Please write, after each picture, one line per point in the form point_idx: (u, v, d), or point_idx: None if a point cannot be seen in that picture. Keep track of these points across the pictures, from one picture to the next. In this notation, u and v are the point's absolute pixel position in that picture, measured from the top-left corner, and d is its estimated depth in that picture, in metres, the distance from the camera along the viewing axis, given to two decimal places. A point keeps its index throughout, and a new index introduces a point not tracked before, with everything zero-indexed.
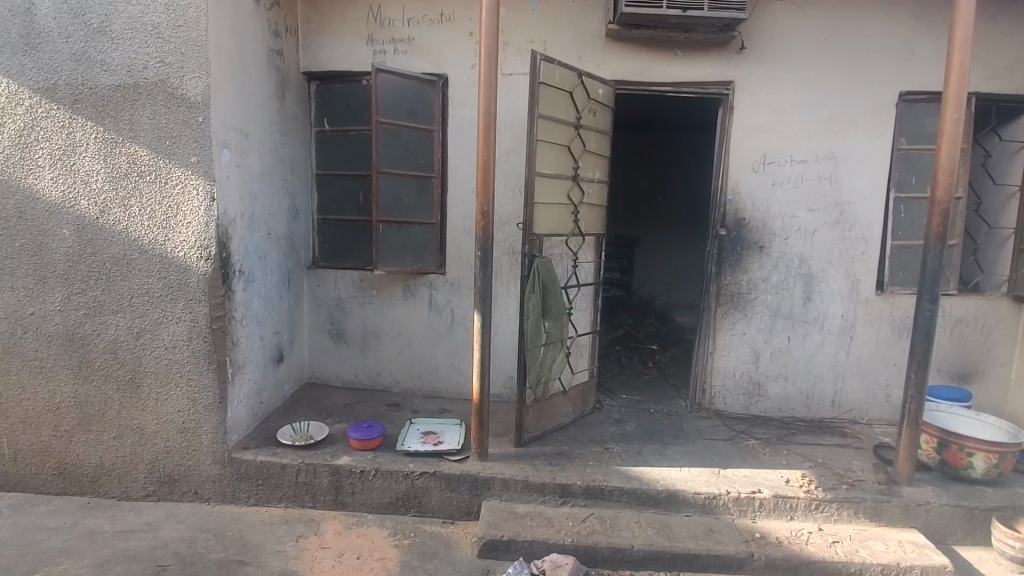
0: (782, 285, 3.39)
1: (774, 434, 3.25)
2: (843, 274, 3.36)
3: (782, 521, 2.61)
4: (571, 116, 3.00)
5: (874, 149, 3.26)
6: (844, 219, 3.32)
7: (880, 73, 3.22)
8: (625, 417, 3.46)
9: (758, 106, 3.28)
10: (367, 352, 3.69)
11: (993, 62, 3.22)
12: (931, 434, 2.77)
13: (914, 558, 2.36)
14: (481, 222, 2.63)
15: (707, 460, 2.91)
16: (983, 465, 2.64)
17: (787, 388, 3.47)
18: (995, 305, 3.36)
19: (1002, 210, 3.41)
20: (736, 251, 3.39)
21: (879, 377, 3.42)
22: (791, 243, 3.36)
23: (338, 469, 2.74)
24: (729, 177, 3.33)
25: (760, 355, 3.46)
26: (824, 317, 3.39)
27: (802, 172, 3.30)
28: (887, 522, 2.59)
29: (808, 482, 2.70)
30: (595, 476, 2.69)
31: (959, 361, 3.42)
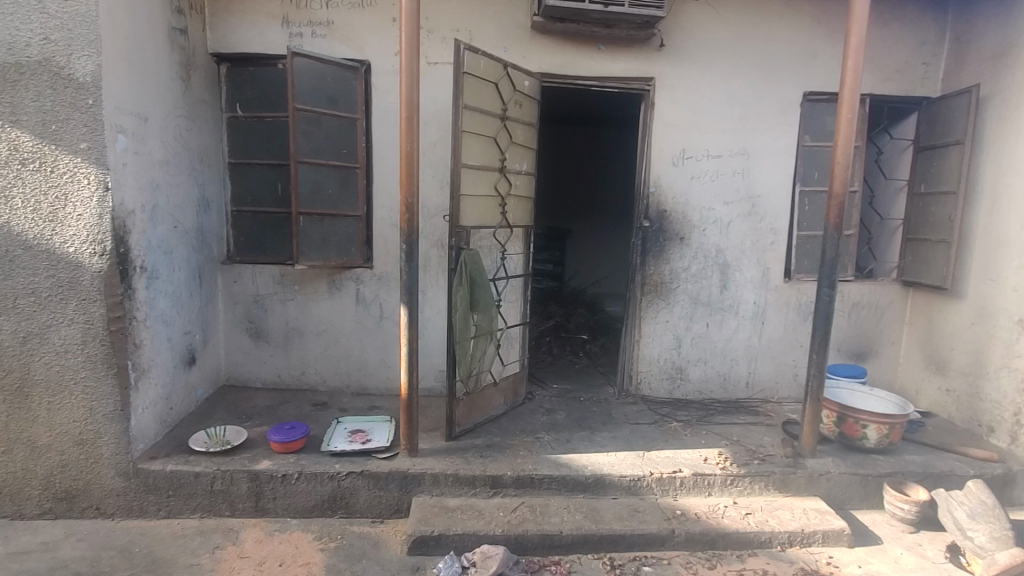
0: (701, 274, 3.56)
1: (695, 415, 3.42)
2: (755, 263, 3.57)
3: (701, 497, 2.75)
4: (496, 107, 2.99)
5: (782, 146, 3.48)
6: (755, 211, 3.52)
7: (785, 74, 3.43)
8: (556, 406, 3.52)
9: (677, 102, 3.41)
10: (290, 350, 3.53)
11: (884, 66, 3.50)
12: (831, 409, 3.01)
13: (816, 524, 2.57)
14: (405, 214, 2.57)
15: (633, 444, 3.01)
16: (875, 436, 2.90)
17: (707, 372, 3.65)
18: (886, 289, 3.69)
19: (892, 202, 3.76)
20: (658, 242, 3.52)
21: (787, 358, 3.67)
22: (708, 234, 3.53)
23: (257, 474, 2.61)
24: (651, 171, 3.45)
25: (681, 341, 3.62)
26: (739, 304, 3.60)
27: (717, 166, 3.47)
28: (794, 492, 2.80)
29: (724, 459, 2.86)
30: (526, 466, 2.72)
31: (856, 341, 3.73)
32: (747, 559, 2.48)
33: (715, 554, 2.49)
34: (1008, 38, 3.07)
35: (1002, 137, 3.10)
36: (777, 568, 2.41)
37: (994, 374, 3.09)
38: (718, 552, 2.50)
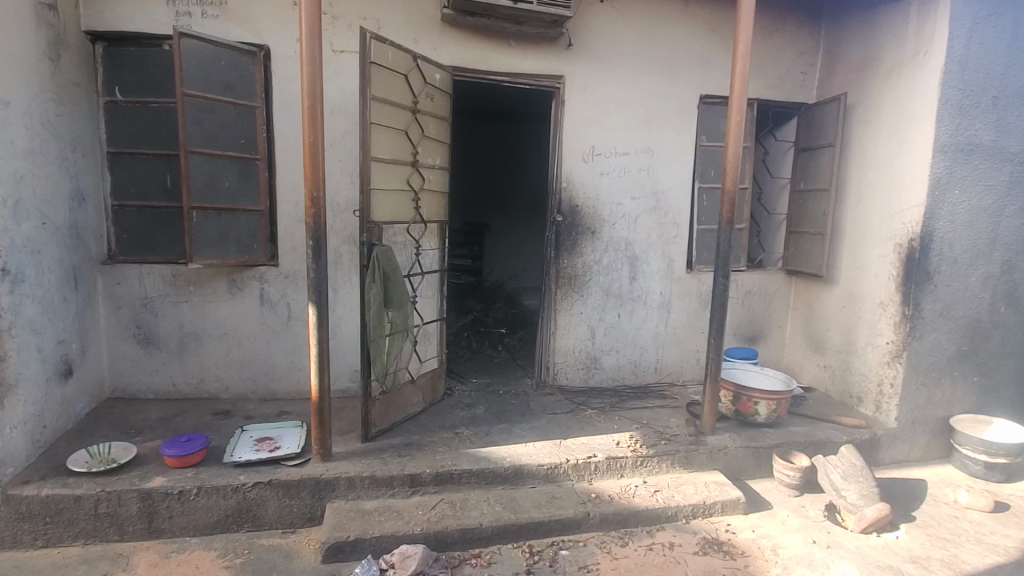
0: (612, 266, 3.71)
1: (608, 402, 3.57)
2: (660, 255, 3.78)
3: (614, 479, 2.88)
4: (407, 99, 2.93)
5: (682, 145, 3.71)
6: (660, 206, 3.73)
7: (684, 77, 3.65)
8: (475, 400, 3.53)
9: (586, 100, 3.52)
10: (187, 357, 3.26)
11: (769, 73, 3.82)
12: (728, 389, 3.27)
13: (716, 496, 2.78)
14: (311, 209, 2.46)
15: (550, 433, 3.09)
16: (766, 411, 3.18)
17: (619, 360, 3.82)
18: (773, 278, 4.06)
19: (778, 199, 4.14)
20: (571, 236, 3.62)
21: (691, 344, 3.93)
22: (618, 228, 3.69)
23: (151, 492, 2.39)
24: (563, 166, 3.54)
25: (595, 332, 3.76)
26: (647, 294, 3.80)
27: (625, 163, 3.63)
28: (697, 467, 3.01)
29: (635, 442, 3.01)
30: (445, 462, 2.71)
31: (749, 326, 4.07)
32: (656, 533, 2.63)
33: (627, 532, 2.62)
34: (869, 53, 3.47)
35: (865, 141, 3.49)
36: (683, 540, 2.58)
37: (861, 351, 3.49)
38: (630, 530, 2.64)
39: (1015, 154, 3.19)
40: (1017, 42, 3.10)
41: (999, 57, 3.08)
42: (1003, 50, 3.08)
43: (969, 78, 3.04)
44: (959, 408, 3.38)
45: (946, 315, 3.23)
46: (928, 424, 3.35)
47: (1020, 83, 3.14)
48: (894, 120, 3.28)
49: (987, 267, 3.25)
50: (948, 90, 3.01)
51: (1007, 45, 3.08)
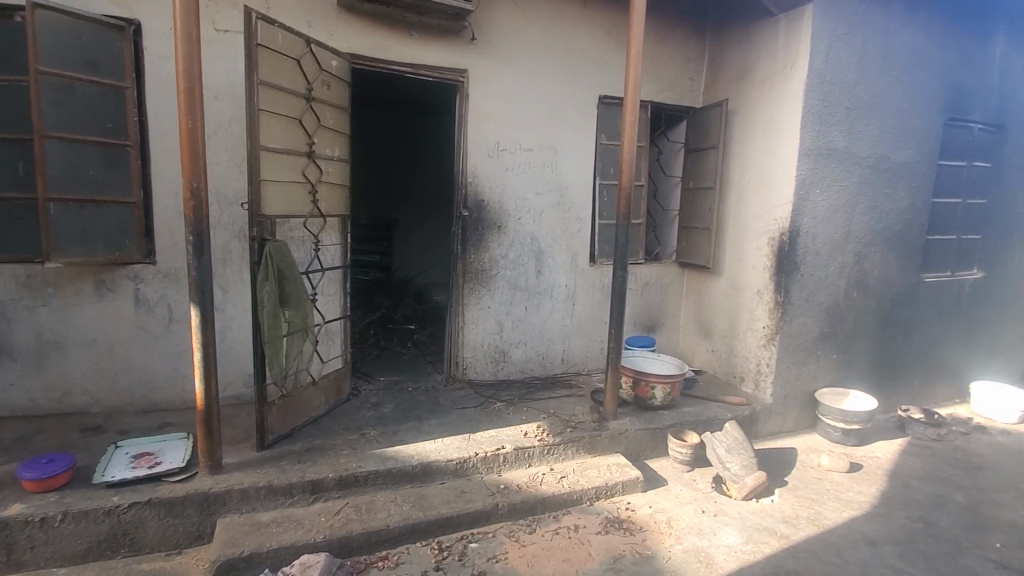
0: (518, 260, 3.78)
1: (516, 394, 3.64)
2: (565, 249, 3.90)
3: (522, 469, 2.95)
4: (300, 86, 2.77)
5: (584, 143, 3.84)
6: (563, 202, 3.84)
7: (584, 76, 3.78)
8: (382, 399, 3.44)
9: (490, 95, 3.54)
10: (47, 368, 2.87)
11: (661, 78, 4.06)
12: (628, 375, 3.46)
13: (617, 477, 2.94)
14: (191, 201, 2.25)
15: (459, 428, 3.10)
16: (662, 395, 3.40)
17: (527, 352, 3.91)
18: (667, 270, 4.34)
19: (671, 196, 4.43)
20: (477, 230, 3.64)
21: (595, 334, 4.10)
22: (523, 223, 3.75)
23: (4, 523, 2.10)
24: (468, 160, 3.54)
25: (503, 325, 3.81)
26: (553, 288, 3.90)
27: (529, 159, 3.70)
28: (600, 451, 3.16)
29: (542, 431, 3.10)
30: (349, 465, 2.62)
31: (648, 315, 4.32)
32: (562, 517, 2.73)
33: (535, 519, 2.70)
34: (747, 63, 3.79)
35: (743, 143, 3.83)
36: (587, 521, 2.69)
37: (743, 335, 3.84)
38: (537, 517, 2.71)
39: (864, 159, 3.65)
40: (865, 59, 3.53)
41: (851, 73, 3.49)
42: (854, 67, 3.49)
43: (826, 90, 3.42)
44: (823, 382, 3.82)
45: (810, 301, 3.64)
46: (797, 398, 3.75)
47: (868, 96, 3.59)
48: (767, 126, 3.62)
49: (842, 258, 3.70)
50: (810, 100, 3.38)
51: (857, 62, 3.50)
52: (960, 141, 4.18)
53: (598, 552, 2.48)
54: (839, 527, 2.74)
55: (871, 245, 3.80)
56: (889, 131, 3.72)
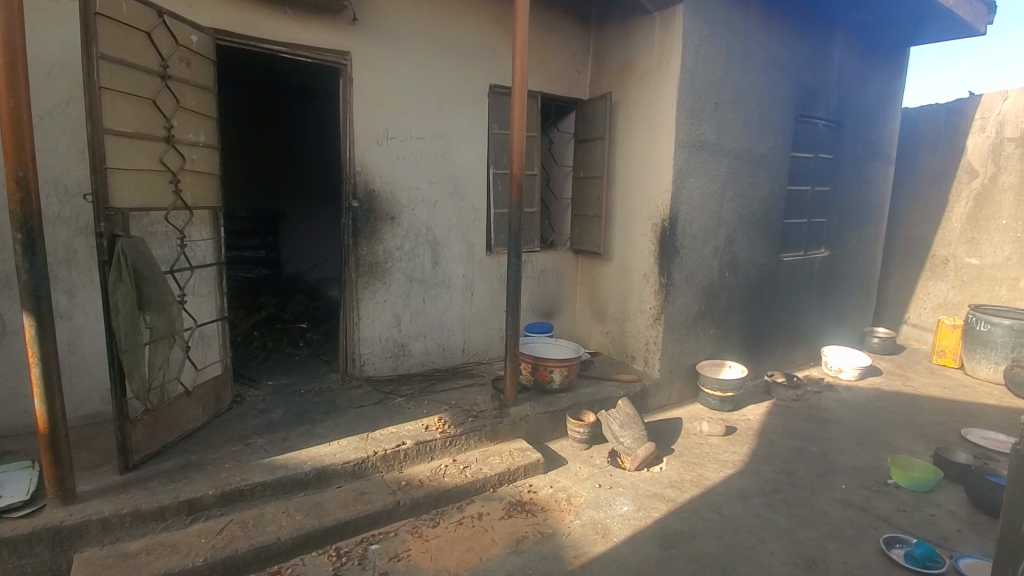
0: (413, 252, 3.69)
1: (417, 388, 3.58)
2: (461, 239, 3.87)
3: (424, 463, 2.91)
4: (152, 63, 2.47)
5: (475, 131, 3.83)
6: (458, 191, 3.81)
7: (474, 65, 3.75)
8: (271, 404, 3.22)
9: (376, 80, 3.40)
10: None
11: (550, 69, 4.14)
12: (527, 361, 3.54)
13: (519, 461, 3.00)
14: (17, 193, 1.92)
15: (357, 428, 2.98)
16: (560, 378, 3.52)
17: (427, 345, 3.85)
18: (562, 257, 4.48)
19: (563, 184, 4.58)
20: (368, 222, 3.50)
21: (495, 323, 4.13)
22: (417, 213, 3.67)
23: None
24: (355, 148, 3.38)
25: (401, 319, 3.71)
26: (450, 278, 3.87)
27: (420, 147, 3.62)
28: (502, 438, 3.20)
29: (443, 423, 3.07)
30: (232, 478, 2.43)
31: (546, 301, 4.43)
32: (465, 507, 2.73)
33: (438, 512, 2.67)
34: (627, 58, 3.99)
35: (627, 135, 4.03)
36: (490, 508, 2.72)
37: (632, 316, 4.07)
38: (440, 510, 2.69)
39: (730, 150, 4.00)
40: (729, 59, 3.85)
41: (717, 70, 3.79)
42: (720, 65, 3.80)
43: (697, 86, 3.69)
44: (703, 356, 4.17)
45: (689, 282, 3.93)
46: (681, 372, 4.06)
47: (733, 93, 3.93)
48: (648, 117, 3.83)
49: (715, 242, 4.04)
50: (683, 95, 3.63)
51: (722, 61, 3.81)
52: (808, 135, 4.72)
53: (501, 537, 2.51)
54: (717, 486, 3.02)
55: (738, 230, 4.19)
56: (751, 126, 4.11)
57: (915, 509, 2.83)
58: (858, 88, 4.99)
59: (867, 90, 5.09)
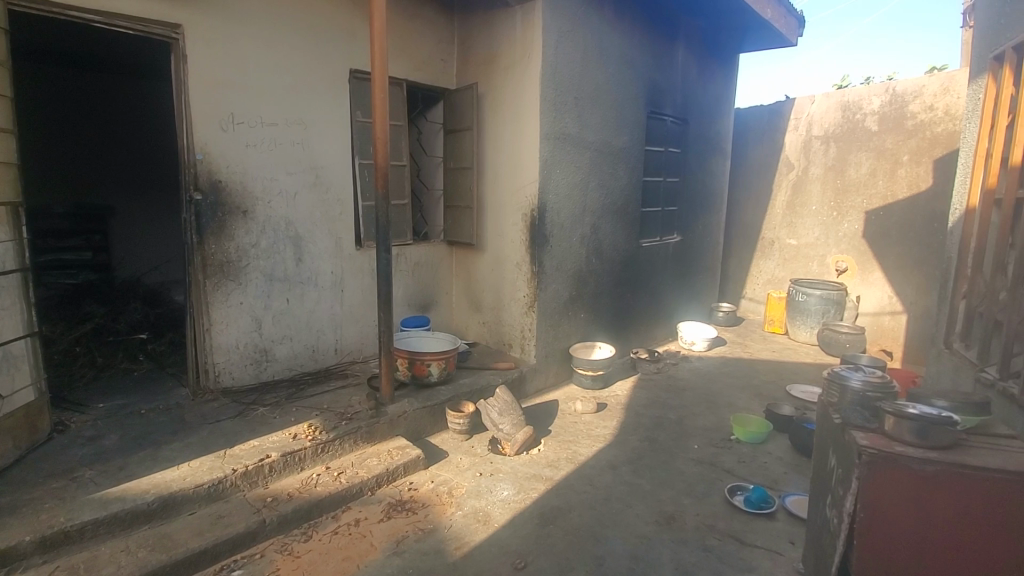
0: (271, 249, 3.40)
1: (283, 395, 3.32)
2: (326, 234, 3.65)
3: (293, 475, 2.72)
4: None
5: (336, 118, 3.61)
6: (320, 182, 3.57)
7: (331, 47, 3.53)
8: (103, 429, 2.80)
9: (217, 59, 3.06)
10: None
11: (414, 56, 4.04)
12: (403, 356, 3.45)
13: (398, 460, 2.93)
14: None
15: (213, 445, 2.70)
16: (438, 371, 3.48)
17: (293, 348, 3.59)
18: (437, 249, 4.43)
19: (434, 175, 4.54)
20: (215, 217, 3.15)
21: (368, 320, 3.97)
22: (274, 206, 3.38)
23: None
24: (195, 133, 3.02)
25: (261, 322, 3.41)
26: (316, 275, 3.63)
27: (273, 134, 3.33)
28: (380, 439, 3.09)
29: (313, 430, 2.89)
30: (56, 519, 2.09)
31: (421, 294, 4.35)
32: (341, 515, 2.60)
33: (311, 525, 2.52)
34: (492, 49, 4.02)
35: (494, 126, 4.08)
36: (368, 512, 2.62)
37: (507, 305, 4.16)
38: (314, 522, 2.54)
39: (591, 143, 4.22)
40: (586, 56, 4.05)
41: (576, 66, 3.97)
42: (578, 62, 3.98)
43: (558, 81, 3.84)
44: (575, 339, 4.39)
45: (559, 269, 4.10)
46: (556, 355, 4.25)
47: (591, 88, 4.15)
48: (514, 109, 3.91)
49: (581, 230, 4.25)
50: (545, 88, 3.75)
51: (580, 57, 3.99)
52: (658, 130, 5.13)
53: (380, 540, 2.43)
54: (590, 460, 3.21)
55: (602, 218, 4.45)
56: (609, 121, 4.37)
57: (752, 459, 3.25)
58: (698, 88, 5.53)
59: (706, 91, 5.67)
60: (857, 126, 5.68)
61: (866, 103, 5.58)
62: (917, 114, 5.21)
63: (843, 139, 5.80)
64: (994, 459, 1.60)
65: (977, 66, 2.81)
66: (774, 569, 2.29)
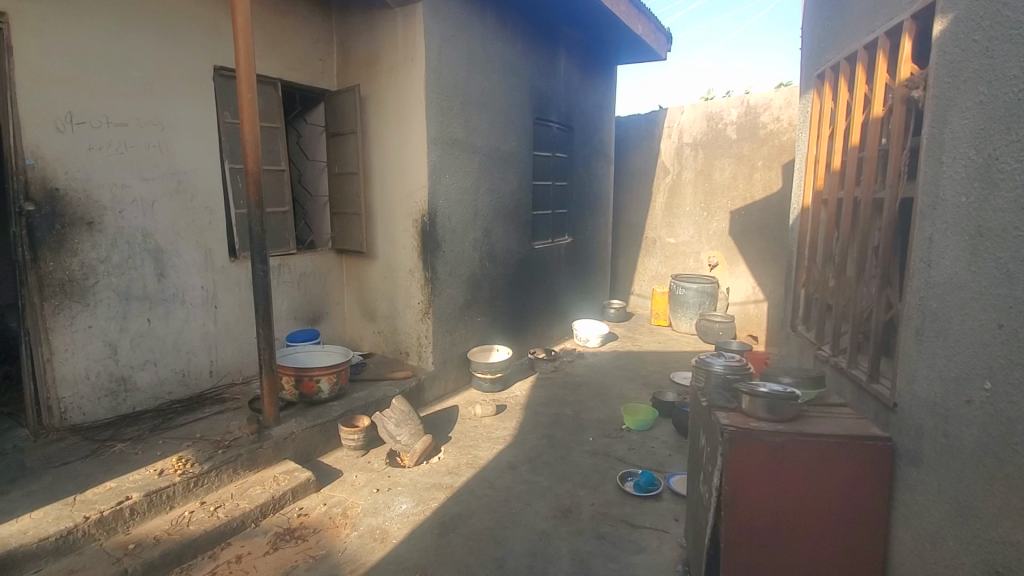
0: (126, 264, 3.03)
1: (148, 427, 2.97)
2: (194, 245, 3.32)
3: (161, 515, 2.43)
4: None
5: (200, 119, 3.31)
6: (183, 189, 3.25)
7: (190, 41, 3.22)
8: None
9: (48, 51, 2.68)
10: None
11: (289, 54, 3.82)
12: (288, 373, 3.23)
13: (285, 486, 2.73)
14: None
15: (58, 492, 2.34)
16: (328, 386, 3.31)
17: (158, 373, 3.22)
18: (324, 257, 4.21)
19: (318, 180, 4.33)
20: (53, 230, 2.75)
21: (248, 337, 3.67)
22: (127, 216, 3.02)
23: None
24: (22, 135, 2.61)
25: (117, 347, 3.03)
26: (183, 291, 3.29)
27: (124, 136, 2.97)
28: (264, 464, 2.87)
29: (184, 463, 2.61)
30: None
31: (309, 306, 4.11)
32: (220, 553, 2.37)
33: (184, 568, 2.27)
34: (373, 50, 3.91)
35: (379, 130, 3.97)
36: (251, 546, 2.42)
37: (402, 313, 4.06)
38: (187, 565, 2.29)
39: (480, 148, 4.26)
40: (471, 62, 4.08)
41: (461, 71, 3.98)
42: (462, 68, 4.00)
43: (443, 85, 3.82)
44: (472, 343, 4.39)
45: (453, 274, 4.08)
46: (454, 361, 4.22)
47: (477, 94, 4.19)
48: (399, 113, 3.83)
49: (473, 234, 4.26)
50: (430, 92, 3.72)
51: (465, 63, 4.02)
52: (545, 136, 5.31)
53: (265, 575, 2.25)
54: (490, 463, 3.22)
55: (494, 222, 4.50)
56: (496, 126, 4.44)
57: (641, 445, 3.46)
58: (582, 97, 5.81)
59: (589, 99, 5.97)
60: (720, 135, 6.29)
61: (726, 114, 6.20)
62: (768, 124, 5.88)
63: (709, 146, 6.39)
64: (829, 426, 1.83)
65: (805, 83, 3.23)
66: (661, 547, 2.45)
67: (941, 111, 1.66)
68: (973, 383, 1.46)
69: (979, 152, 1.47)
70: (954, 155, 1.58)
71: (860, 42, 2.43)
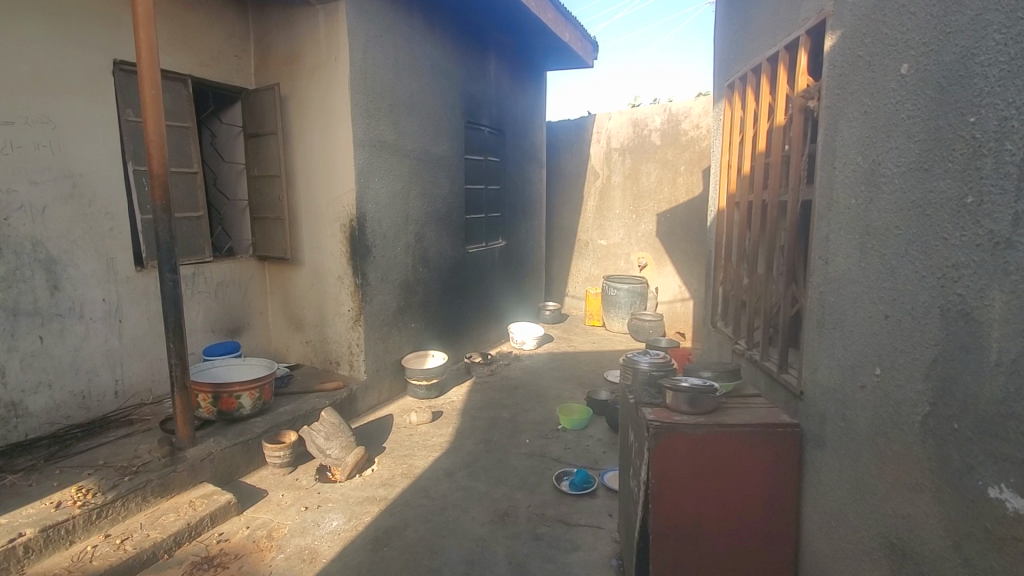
0: (12, 276, 2.72)
1: (43, 456, 2.68)
2: (93, 254, 3.04)
3: (60, 552, 2.20)
4: None
5: (99, 117, 3.03)
6: (80, 194, 2.96)
7: (85, 31, 2.95)
8: None
9: None
10: None
11: (199, 49, 3.58)
12: (205, 390, 3.02)
13: (203, 511, 2.55)
14: None
15: None
16: (250, 402, 3.13)
17: (54, 396, 2.91)
18: (245, 265, 3.99)
19: (236, 184, 4.10)
20: None
21: (159, 352, 3.40)
22: (13, 224, 2.71)
23: None
24: None
25: (4, 368, 2.71)
26: (81, 305, 3.00)
27: (8, 135, 2.67)
28: (179, 489, 2.67)
29: (87, 492, 2.38)
30: None
31: (229, 317, 3.87)
32: None
33: None
34: (293, 48, 3.75)
35: (302, 130, 3.80)
36: None
37: (331, 321, 3.91)
38: None
39: (409, 150, 4.18)
40: (398, 63, 4.01)
41: (387, 72, 3.90)
42: (389, 69, 3.92)
43: (369, 86, 3.72)
44: (406, 350, 4.30)
45: (384, 280, 3.98)
46: (387, 368, 4.11)
47: (406, 95, 4.12)
48: (322, 114, 3.70)
49: (404, 239, 4.18)
50: (355, 93, 3.61)
51: (392, 63, 3.94)
52: (477, 140, 5.31)
53: None
54: (425, 471, 3.16)
55: (426, 225, 4.44)
56: (426, 128, 4.38)
57: (577, 444, 3.51)
58: (512, 102, 5.87)
59: (519, 104, 6.03)
60: (645, 141, 6.54)
61: (650, 121, 6.46)
62: (688, 131, 6.18)
63: (636, 151, 6.63)
64: (745, 417, 1.93)
65: (718, 92, 3.42)
66: (596, 543, 2.49)
67: (833, 120, 1.80)
68: (866, 370, 1.58)
69: (865, 158, 1.61)
70: (845, 160, 1.72)
71: (764, 54, 2.60)
